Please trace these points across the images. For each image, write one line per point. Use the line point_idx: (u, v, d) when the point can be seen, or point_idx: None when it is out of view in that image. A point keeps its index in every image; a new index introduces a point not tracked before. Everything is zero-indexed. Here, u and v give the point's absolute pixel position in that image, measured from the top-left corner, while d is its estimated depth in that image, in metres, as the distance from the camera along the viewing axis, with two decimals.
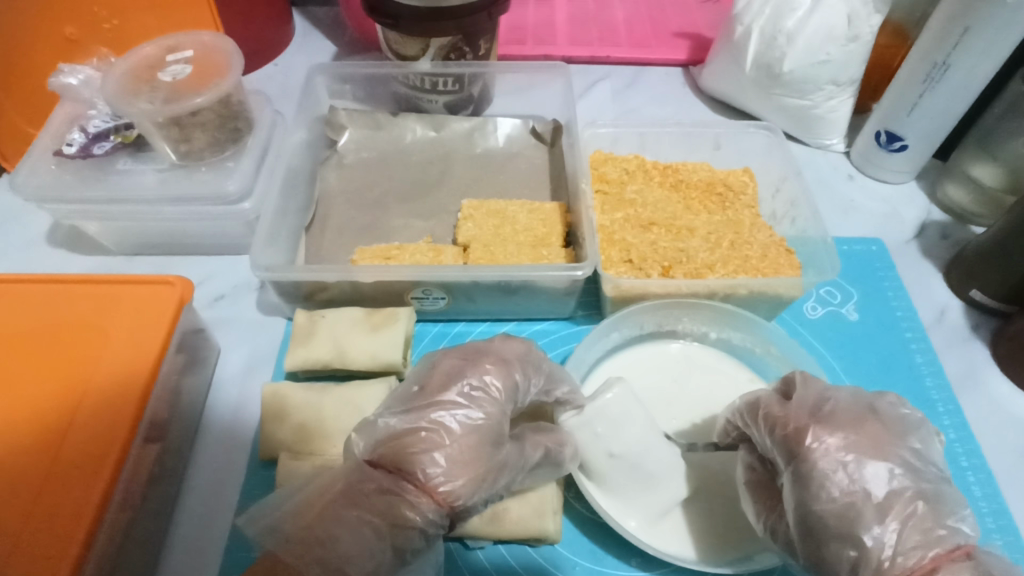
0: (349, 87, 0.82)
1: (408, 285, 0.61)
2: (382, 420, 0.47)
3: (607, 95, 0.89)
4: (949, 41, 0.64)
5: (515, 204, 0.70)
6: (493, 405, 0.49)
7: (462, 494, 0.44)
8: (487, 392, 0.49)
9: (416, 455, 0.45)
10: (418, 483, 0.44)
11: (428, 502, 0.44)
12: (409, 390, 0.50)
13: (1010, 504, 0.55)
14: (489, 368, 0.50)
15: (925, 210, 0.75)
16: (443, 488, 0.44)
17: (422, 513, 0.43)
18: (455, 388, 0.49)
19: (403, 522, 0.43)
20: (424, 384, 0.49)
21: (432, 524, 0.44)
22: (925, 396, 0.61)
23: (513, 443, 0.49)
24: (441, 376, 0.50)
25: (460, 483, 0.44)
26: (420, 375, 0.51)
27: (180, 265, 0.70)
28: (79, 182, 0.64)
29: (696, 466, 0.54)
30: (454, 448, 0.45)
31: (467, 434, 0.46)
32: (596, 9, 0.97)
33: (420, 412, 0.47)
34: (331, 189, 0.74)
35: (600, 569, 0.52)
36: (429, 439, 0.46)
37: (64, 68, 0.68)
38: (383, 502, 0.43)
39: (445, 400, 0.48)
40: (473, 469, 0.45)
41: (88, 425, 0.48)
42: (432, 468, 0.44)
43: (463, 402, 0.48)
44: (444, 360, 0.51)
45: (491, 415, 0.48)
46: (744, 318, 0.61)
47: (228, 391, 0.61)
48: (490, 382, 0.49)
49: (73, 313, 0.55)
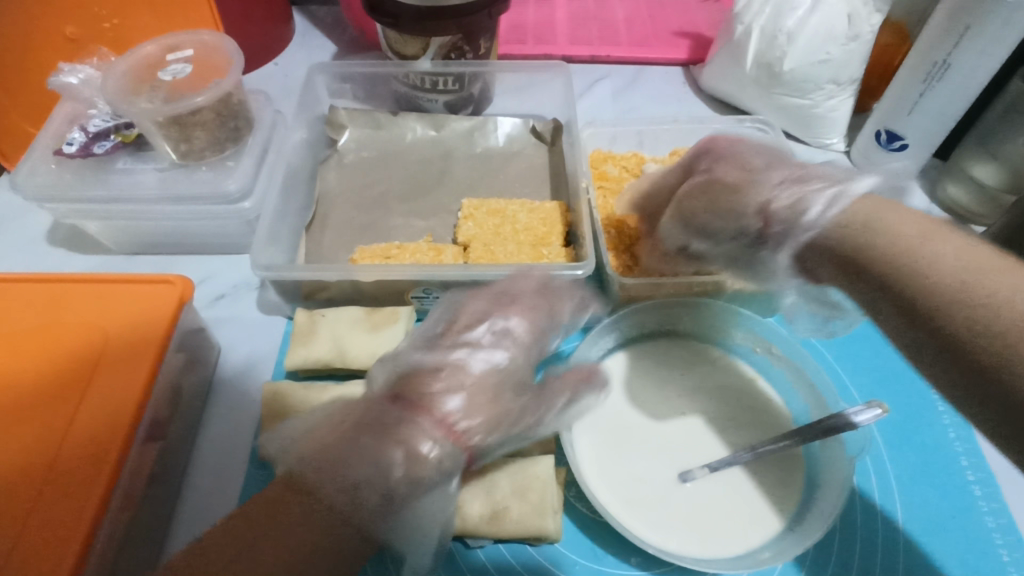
0: (349, 87, 0.82)
1: (409, 285, 0.61)
2: (409, 352, 0.48)
3: (607, 94, 0.89)
4: (949, 41, 0.64)
5: (515, 203, 0.70)
6: (516, 349, 0.50)
7: (480, 431, 0.45)
8: (512, 335, 0.50)
9: (439, 384, 0.45)
10: (439, 415, 0.44)
11: (445, 438, 0.44)
12: (435, 330, 0.50)
13: (1012, 504, 0.55)
14: (514, 311, 0.51)
15: (925, 210, 0.76)
16: (463, 424, 0.44)
17: (443, 446, 0.43)
18: (483, 327, 0.50)
19: (422, 452, 0.43)
20: (453, 322, 0.51)
21: (450, 457, 0.44)
22: (927, 396, 0.61)
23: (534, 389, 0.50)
24: (467, 317, 0.51)
25: (476, 420, 0.45)
26: (445, 317, 0.51)
27: (179, 265, 0.70)
28: (79, 181, 0.64)
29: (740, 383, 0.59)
30: (478, 386, 0.46)
31: (488, 373, 0.47)
32: (597, 8, 0.97)
33: (447, 348, 0.48)
34: (331, 188, 0.74)
35: (599, 568, 0.51)
36: (454, 372, 0.46)
37: (64, 67, 0.67)
38: (407, 429, 0.43)
39: (473, 339, 0.49)
40: (492, 409, 0.46)
41: (88, 422, 0.49)
42: (455, 401, 0.45)
43: (490, 344, 0.49)
44: (471, 302, 0.52)
45: (514, 358, 0.49)
46: (745, 316, 0.61)
47: (228, 389, 0.61)
48: (515, 327, 0.50)
49: (71, 313, 0.55)
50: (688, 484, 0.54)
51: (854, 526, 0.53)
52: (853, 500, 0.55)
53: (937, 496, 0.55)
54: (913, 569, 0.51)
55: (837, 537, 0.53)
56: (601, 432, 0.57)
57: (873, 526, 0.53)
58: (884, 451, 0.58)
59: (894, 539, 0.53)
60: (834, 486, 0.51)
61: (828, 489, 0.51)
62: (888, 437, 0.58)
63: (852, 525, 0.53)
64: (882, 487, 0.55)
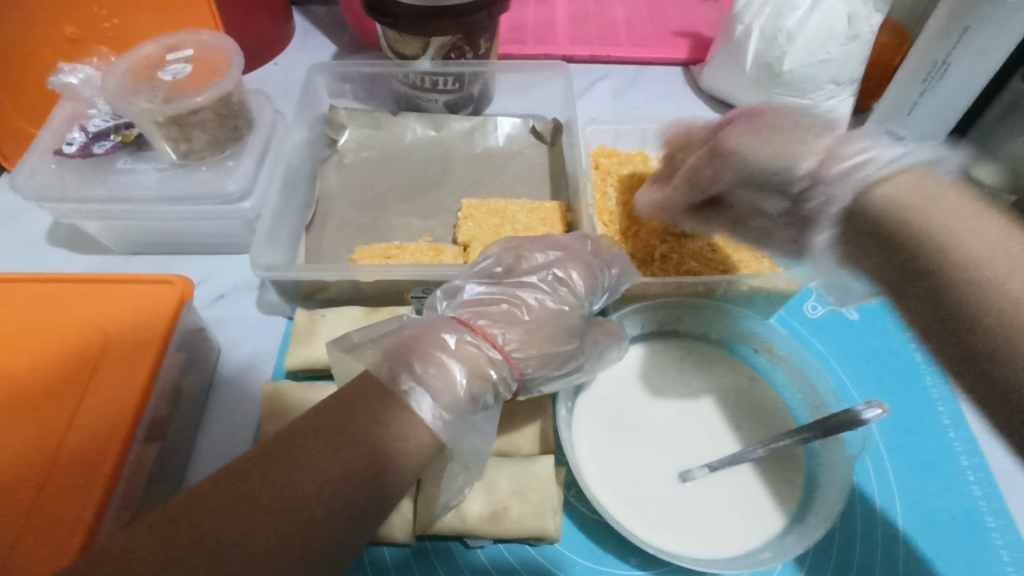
0: (348, 87, 0.82)
1: (409, 285, 0.61)
2: (467, 289, 0.51)
3: (607, 94, 0.89)
4: (949, 41, 0.64)
5: (515, 203, 0.70)
6: (570, 296, 0.52)
7: (531, 365, 0.48)
8: (567, 283, 0.52)
9: (496, 319, 0.48)
10: (497, 344, 0.46)
11: (503, 362, 0.46)
12: (495, 268, 0.53)
13: (1011, 504, 0.55)
14: (574, 262, 0.53)
15: None
16: (518, 355, 0.47)
17: (499, 371, 0.46)
18: (540, 273, 0.52)
19: (482, 376, 0.45)
20: (510, 266, 0.52)
21: (504, 383, 0.46)
22: (926, 396, 0.61)
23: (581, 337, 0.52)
24: (526, 262, 0.53)
25: (530, 355, 0.47)
26: (505, 256, 0.54)
27: (179, 265, 0.70)
28: (79, 181, 0.64)
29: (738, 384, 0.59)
30: (532, 323, 0.48)
31: (545, 314, 0.49)
32: (597, 8, 0.97)
33: (507, 287, 0.50)
34: (331, 188, 0.74)
35: (600, 568, 0.51)
36: (511, 308, 0.49)
37: (64, 67, 0.67)
38: (469, 351, 0.45)
39: (527, 283, 0.51)
40: (545, 346, 0.48)
41: (88, 422, 0.49)
42: (511, 335, 0.47)
43: (546, 289, 0.51)
44: (532, 247, 0.54)
45: (569, 304, 0.51)
46: (744, 316, 0.61)
47: (228, 389, 0.60)
48: (573, 276, 0.52)
49: (71, 313, 0.55)
50: (689, 483, 0.54)
51: (854, 527, 0.53)
52: (853, 500, 0.55)
53: (937, 496, 0.55)
54: (914, 569, 0.51)
55: (836, 538, 0.53)
56: (600, 433, 0.57)
57: (873, 526, 0.53)
58: (884, 451, 0.58)
59: (893, 539, 0.53)
60: (833, 487, 0.51)
61: (829, 488, 0.51)
62: (888, 437, 0.58)
63: (852, 525, 0.53)
64: (882, 486, 0.55)
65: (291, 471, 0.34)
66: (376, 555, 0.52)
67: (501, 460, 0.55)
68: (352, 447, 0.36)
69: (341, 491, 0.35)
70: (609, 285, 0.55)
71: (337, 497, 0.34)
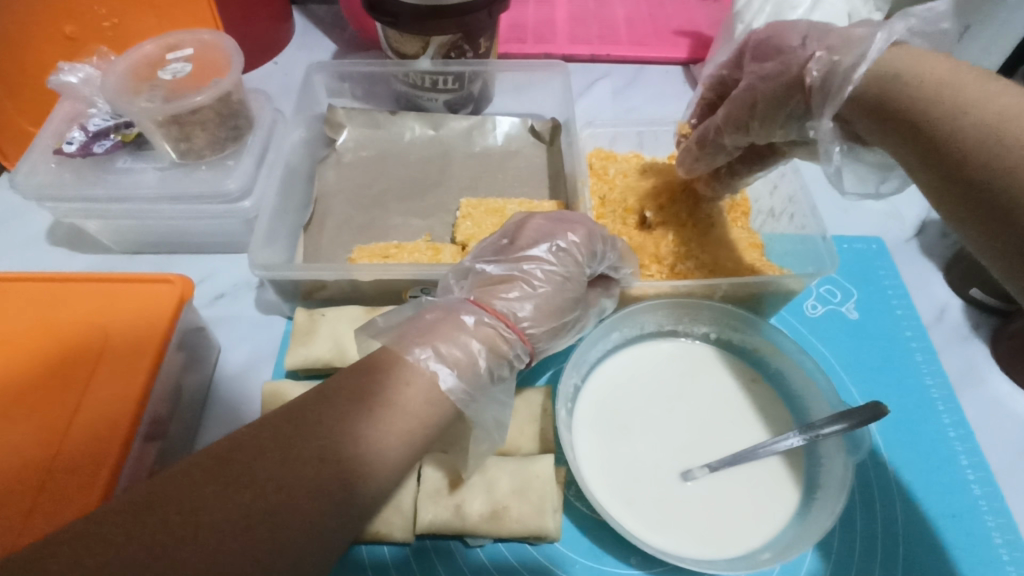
0: (347, 86, 0.82)
1: (407, 284, 0.61)
2: (478, 267, 0.51)
3: (606, 93, 0.89)
4: None
5: (514, 202, 0.70)
6: (573, 264, 0.52)
7: (543, 338, 0.49)
8: (569, 252, 0.52)
9: (508, 297, 0.49)
10: (512, 324, 0.47)
11: (519, 340, 0.47)
12: (499, 243, 0.53)
13: (1011, 504, 0.55)
14: (573, 229, 0.53)
15: (926, 210, 0.76)
16: (529, 329, 0.48)
17: (515, 348, 0.47)
18: (542, 245, 0.52)
19: (502, 352, 0.46)
20: (514, 238, 0.53)
21: (519, 357, 0.48)
22: (926, 395, 0.61)
23: (581, 304, 0.53)
24: (529, 233, 0.53)
25: (542, 328, 0.49)
26: (510, 230, 0.54)
27: (178, 264, 0.70)
28: (79, 180, 0.64)
29: (736, 390, 0.60)
30: (541, 297, 0.49)
31: (553, 286, 0.50)
32: (597, 8, 0.97)
33: (513, 261, 0.51)
34: (329, 187, 0.74)
35: (599, 568, 0.51)
36: (521, 285, 0.50)
37: (64, 66, 0.67)
38: (486, 333, 0.46)
39: (533, 255, 0.51)
40: (554, 320, 0.50)
41: (89, 420, 0.49)
42: (522, 312, 0.48)
43: (550, 259, 0.51)
44: (531, 220, 0.54)
45: (571, 273, 0.52)
46: (745, 316, 0.61)
47: (227, 388, 0.60)
48: (572, 245, 0.52)
49: (72, 313, 0.55)
50: (690, 483, 0.54)
51: (853, 526, 0.53)
52: (852, 499, 0.55)
53: (938, 495, 0.55)
54: (913, 569, 0.51)
55: (837, 536, 0.53)
56: (599, 434, 0.57)
57: (872, 526, 0.53)
58: (884, 450, 0.58)
59: (893, 540, 0.53)
60: (834, 488, 0.51)
61: (828, 488, 0.52)
62: (886, 437, 0.58)
63: (851, 524, 0.53)
64: (882, 487, 0.55)
65: (290, 467, 0.34)
66: (376, 555, 0.52)
67: (502, 458, 0.55)
68: (347, 437, 0.36)
69: (331, 480, 0.34)
70: (610, 260, 0.55)
71: (335, 492, 0.34)
